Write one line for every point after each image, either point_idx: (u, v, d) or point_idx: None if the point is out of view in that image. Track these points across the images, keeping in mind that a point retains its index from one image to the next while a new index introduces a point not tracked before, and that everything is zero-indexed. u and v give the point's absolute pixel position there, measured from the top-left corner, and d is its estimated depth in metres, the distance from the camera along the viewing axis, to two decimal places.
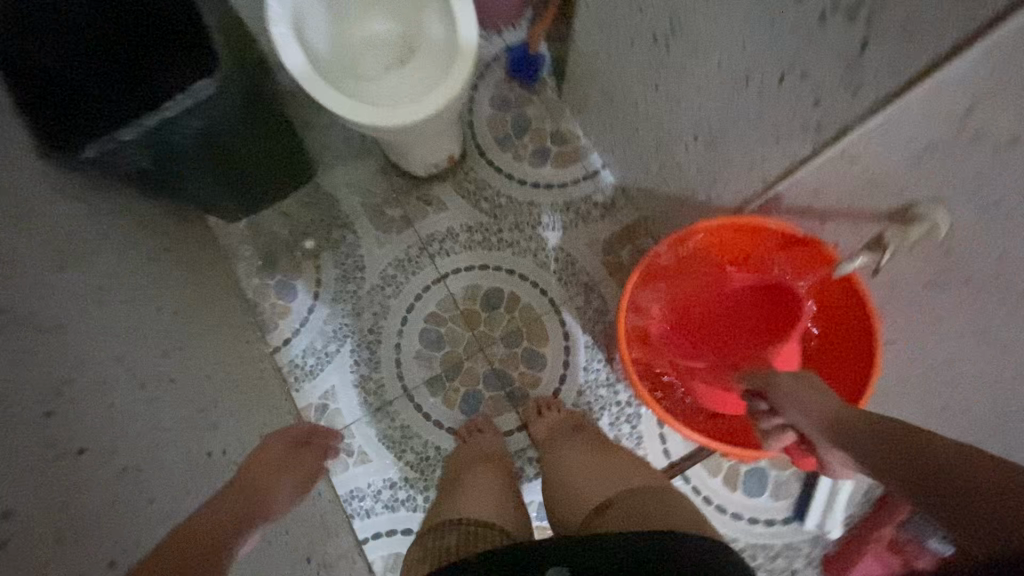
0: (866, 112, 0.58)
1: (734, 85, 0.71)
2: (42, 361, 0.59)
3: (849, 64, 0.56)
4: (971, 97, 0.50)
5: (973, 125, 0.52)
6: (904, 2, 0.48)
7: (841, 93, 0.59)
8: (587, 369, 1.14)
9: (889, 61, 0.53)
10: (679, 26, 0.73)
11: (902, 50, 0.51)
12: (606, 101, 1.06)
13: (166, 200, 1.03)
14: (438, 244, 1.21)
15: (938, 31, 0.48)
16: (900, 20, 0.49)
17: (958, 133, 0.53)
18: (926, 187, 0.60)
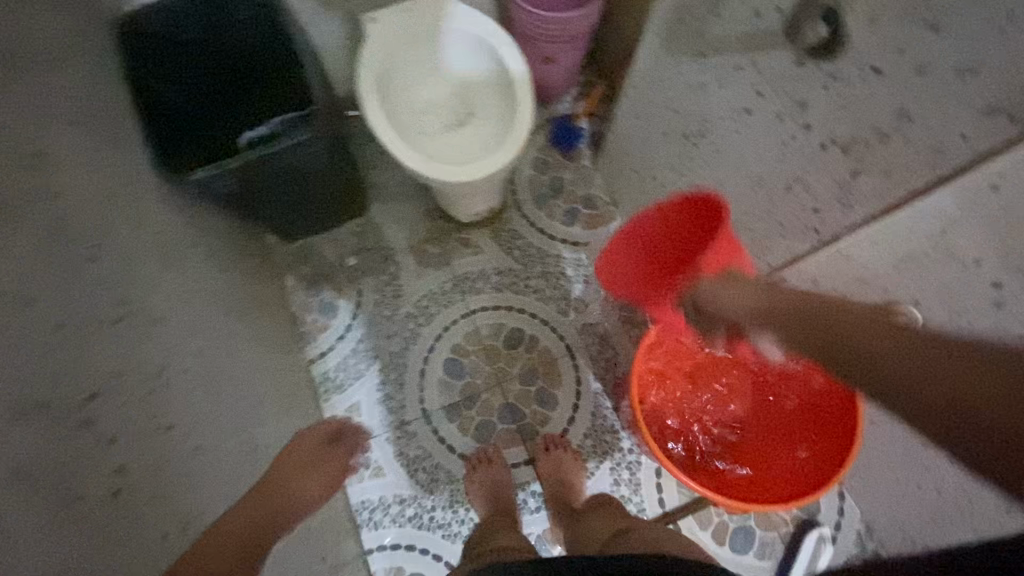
0: (857, 223, 0.70)
1: (749, 185, 0.84)
2: (149, 348, 0.70)
3: (844, 185, 0.68)
4: (943, 222, 0.62)
5: (946, 244, 0.63)
6: (887, 148, 0.61)
7: (836, 206, 0.71)
8: (595, 414, 1.23)
9: (875, 188, 0.65)
10: (706, 130, 0.87)
11: (886, 182, 0.63)
12: (635, 177, 1.20)
13: (241, 219, 1.17)
14: (470, 283, 1.33)
15: (915, 171, 0.60)
16: (885, 159, 0.62)
17: (933, 248, 0.65)
18: (906, 288, 0.72)
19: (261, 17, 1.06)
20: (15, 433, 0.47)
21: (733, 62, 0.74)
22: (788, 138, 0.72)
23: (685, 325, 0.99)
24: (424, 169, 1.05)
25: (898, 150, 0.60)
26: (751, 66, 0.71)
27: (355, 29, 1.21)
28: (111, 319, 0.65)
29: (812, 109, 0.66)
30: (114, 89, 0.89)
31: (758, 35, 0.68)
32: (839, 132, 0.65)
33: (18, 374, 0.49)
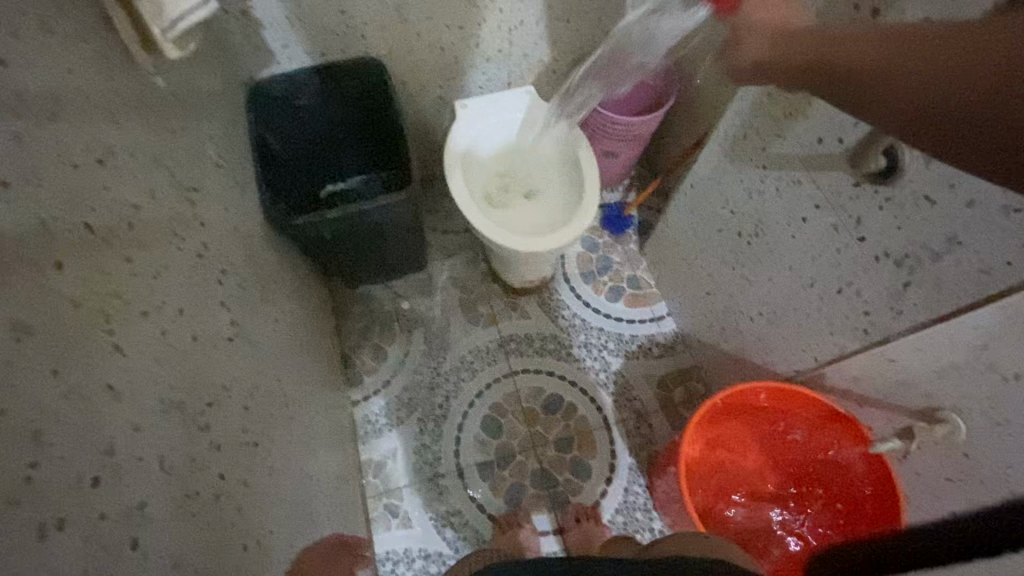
0: (905, 331, 0.77)
1: (800, 285, 0.92)
2: (247, 365, 0.77)
3: (894, 294, 0.76)
4: (985, 337, 0.67)
5: (987, 358, 0.69)
6: (935, 268, 0.69)
7: (886, 313, 0.78)
8: (627, 490, 1.25)
9: (924, 300, 0.72)
10: (761, 230, 0.96)
11: (935, 298, 0.71)
12: (683, 264, 1.29)
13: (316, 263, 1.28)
14: (516, 344, 1.39)
15: (960, 291, 0.67)
16: (934, 277, 0.69)
17: (976, 361, 0.70)
18: (949, 397, 0.76)
19: (369, 95, 1.22)
20: (162, 427, 0.53)
21: (793, 176, 0.84)
22: (841, 247, 0.81)
23: (725, 410, 1.04)
24: (497, 237, 1.16)
25: (946, 270, 0.68)
26: (810, 181, 0.81)
27: (444, 109, 1.37)
28: (226, 336, 0.72)
29: (867, 225, 0.75)
30: (243, 140, 1.03)
31: (820, 157, 0.79)
32: (892, 248, 0.73)
33: (169, 375, 0.56)
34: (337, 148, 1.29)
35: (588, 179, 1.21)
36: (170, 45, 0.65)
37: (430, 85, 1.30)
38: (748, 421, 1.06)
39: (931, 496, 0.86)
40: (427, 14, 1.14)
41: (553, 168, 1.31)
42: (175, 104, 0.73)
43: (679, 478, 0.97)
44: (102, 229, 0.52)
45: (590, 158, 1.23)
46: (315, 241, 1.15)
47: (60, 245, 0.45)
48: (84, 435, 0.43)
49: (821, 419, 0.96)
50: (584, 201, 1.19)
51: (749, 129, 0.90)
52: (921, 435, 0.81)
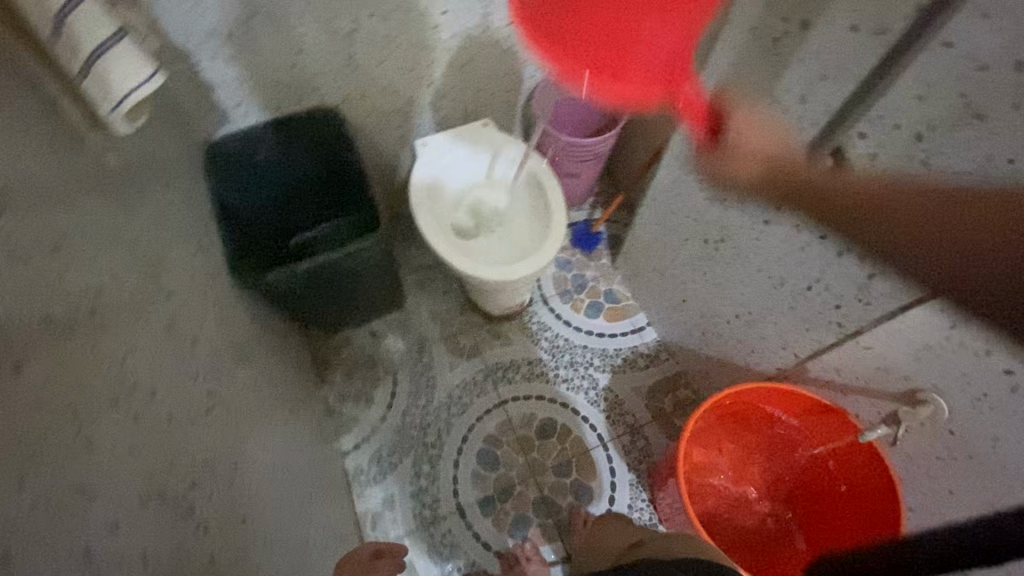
0: (876, 319, 0.80)
1: (770, 285, 0.94)
2: (230, 436, 0.74)
3: (861, 285, 0.78)
4: (951, 318, 0.70)
5: (957, 337, 0.71)
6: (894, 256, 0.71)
7: (857, 304, 0.80)
8: (631, 507, 1.25)
9: (890, 289, 0.74)
10: (726, 236, 0.99)
11: (899, 285, 0.73)
12: (656, 274, 1.31)
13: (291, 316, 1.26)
14: (502, 372, 1.38)
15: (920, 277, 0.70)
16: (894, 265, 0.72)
17: (945, 340, 0.73)
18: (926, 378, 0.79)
19: (328, 143, 1.23)
20: (144, 520, 0.50)
21: (750, 182, 0.87)
22: (803, 246, 0.83)
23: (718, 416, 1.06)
24: (472, 270, 1.16)
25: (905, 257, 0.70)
26: None
27: (404, 148, 1.38)
28: (204, 408, 0.70)
29: (826, 221, 0.77)
30: (203, 203, 1.01)
31: None
32: (853, 242, 0.75)
33: (148, 463, 0.54)
34: (301, 200, 1.29)
35: (555, 204, 1.23)
36: (120, 121, 0.64)
37: (388, 126, 1.31)
38: (740, 423, 1.07)
39: (925, 477, 0.87)
40: (377, 58, 1.15)
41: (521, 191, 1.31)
42: (129, 178, 0.72)
43: (680, 491, 0.97)
44: (62, 319, 0.50)
45: (554, 184, 1.25)
46: (287, 295, 1.14)
47: (18, 345, 0.43)
48: (59, 546, 0.41)
49: (810, 415, 0.98)
50: (553, 226, 1.21)
51: None
52: (908, 418, 0.83)
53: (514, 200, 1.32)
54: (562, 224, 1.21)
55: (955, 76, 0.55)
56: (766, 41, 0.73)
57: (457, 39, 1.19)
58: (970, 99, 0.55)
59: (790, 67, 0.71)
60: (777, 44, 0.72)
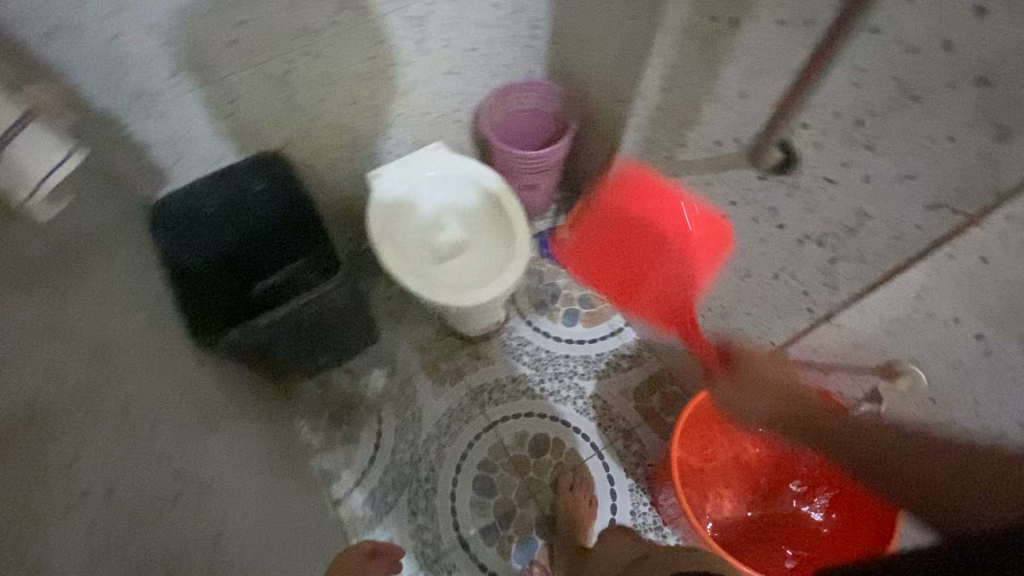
0: (844, 300, 0.80)
1: (738, 277, 0.94)
2: (206, 516, 0.71)
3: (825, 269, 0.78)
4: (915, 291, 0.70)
5: (924, 309, 0.71)
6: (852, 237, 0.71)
7: (823, 290, 0.80)
8: (634, 513, 1.24)
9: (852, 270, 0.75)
10: (689, 233, 0.99)
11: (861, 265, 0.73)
12: (627, 275, 1.31)
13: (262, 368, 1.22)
14: (488, 394, 1.36)
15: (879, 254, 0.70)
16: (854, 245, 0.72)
17: (913, 313, 0.73)
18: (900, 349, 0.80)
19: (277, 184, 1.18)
20: None
21: (704, 179, 0.87)
22: (764, 237, 0.83)
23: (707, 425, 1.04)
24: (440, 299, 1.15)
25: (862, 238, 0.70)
26: (720, 180, 0.84)
27: (358, 181, 1.35)
28: (172, 495, 0.66)
29: (782, 212, 0.77)
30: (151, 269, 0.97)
31: (721, 157, 0.81)
32: (810, 230, 0.74)
33: None
34: None
35: (516, 222, 1.23)
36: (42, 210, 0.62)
37: (338, 161, 1.28)
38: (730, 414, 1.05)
39: None
40: (316, 96, 1.12)
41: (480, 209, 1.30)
42: (67, 258, 0.68)
43: (674, 490, 0.96)
44: None
45: (513, 201, 1.24)
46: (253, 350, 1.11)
47: None
48: None
49: None
50: (517, 245, 1.20)
51: (652, 141, 0.93)
52: (888, 391, 0.85)
53: (473, 219, 1.30)
54: (525, 242, 1.20)
55: (885, 61, 0.55)
56: (699, 41, 0.74)
57: (396, 66, 1.18)
58: (901, 81, 0.54)
59: (725, 65, 0.71)
60: (710, 44, 0.72)
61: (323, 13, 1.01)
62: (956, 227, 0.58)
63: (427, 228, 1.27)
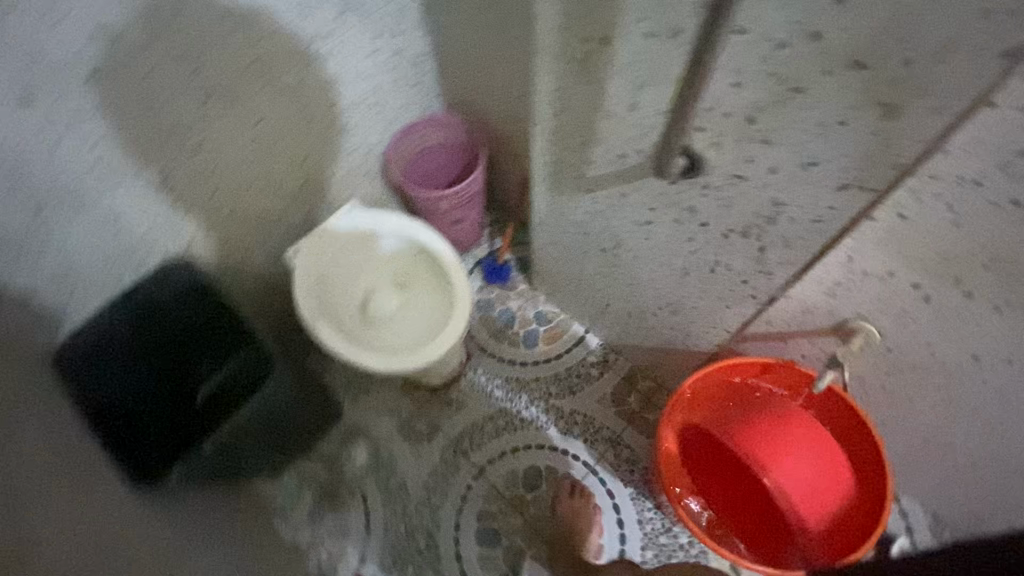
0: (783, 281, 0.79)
1: (677, 275, 0.92)
2: None
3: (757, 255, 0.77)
4: None
5: None
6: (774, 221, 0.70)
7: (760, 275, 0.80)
8: (642, 521, 1.21)
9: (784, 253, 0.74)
10: (620, 241, 0.97)
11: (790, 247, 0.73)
12: (574, 286, 1.29)
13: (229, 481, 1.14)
14: (468, 440, 1.31)
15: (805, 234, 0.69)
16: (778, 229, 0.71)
17: None
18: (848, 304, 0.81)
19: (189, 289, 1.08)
20: None
21: (619, 190, 0.85)
22: (690, 236, 0.82)
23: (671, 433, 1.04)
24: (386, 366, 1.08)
25: None
26: (634, 190, 0.82)
27: (277, 261, 1.28)
28: None
29: (702, 211, 0.75)
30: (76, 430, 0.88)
31: (629, 169, 0.79)
32: (732, 224, 0.73)
33: None
34: None
35: (452, 269, 1.18)
36: None
37: (249, 247, 1.20)
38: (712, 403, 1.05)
39: (882, 391, 0.93)
40: (204, 191, 1.05)
41: (413, 263, 1.25)
42: None
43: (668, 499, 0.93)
44: None
45: (444, 247, 1.19)
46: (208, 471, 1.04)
47: None
48: None
49: (766, 376, 0.97)
50: (458, 292, 1.15)
51: (559, 160, 0.91)
52: (844, 350, 0.88)
53: (409, 279, 1.25)
54: (466, 288, 1.15)
55: (758, 60, 0.53)
56: (576, 62, 0.71)
57: (285, 139, 1.12)
58: (778, 75, 0.53)
59: (607, 82, 0.69)
60: (586, 64, 0.70)
61: (188, 109, 0.94)
62: (869, 202, 0.58)
63: (362, 301, 1.22)
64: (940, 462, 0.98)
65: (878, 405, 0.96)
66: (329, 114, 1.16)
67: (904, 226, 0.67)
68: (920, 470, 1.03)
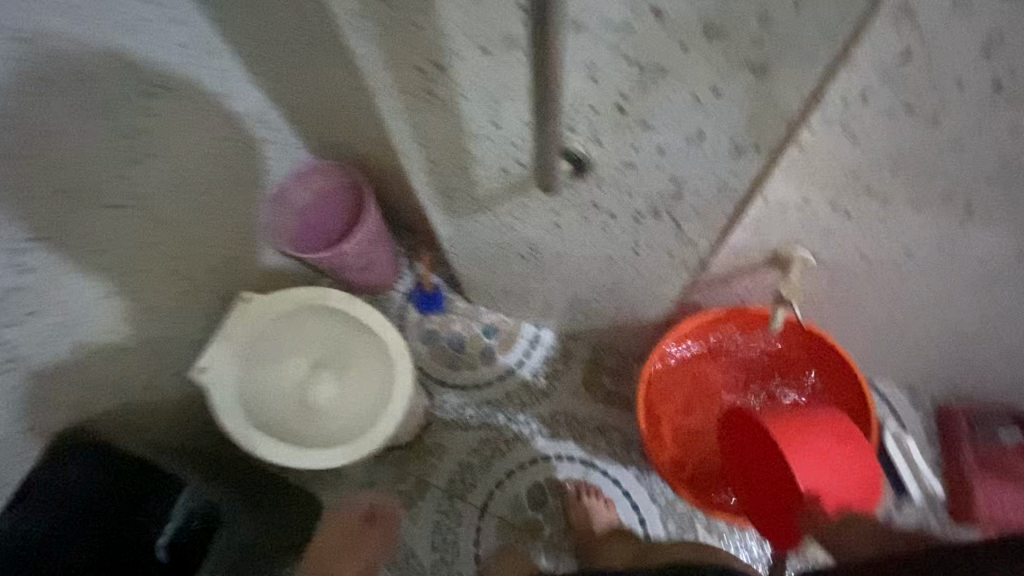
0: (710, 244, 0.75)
1: (604, 263, 0.87)
2: None
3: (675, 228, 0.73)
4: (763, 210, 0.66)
5: None
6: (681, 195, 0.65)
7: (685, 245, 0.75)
8: (654, 496, 1.20)
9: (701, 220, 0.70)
10: (537, 247, 0.90)
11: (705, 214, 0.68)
12: (509, 292, 1.22)
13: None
14: (461, 483, 1.25)
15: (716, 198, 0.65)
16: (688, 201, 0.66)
17: None
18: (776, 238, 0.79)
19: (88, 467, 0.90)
20: None
21: (516, 202, 0.78)
22: (603, 228, 0.76)
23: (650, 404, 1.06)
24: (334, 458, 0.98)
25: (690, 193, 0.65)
26: (531, 199, 0.75)
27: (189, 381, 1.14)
28: None
29: (606, 202, 0.69)
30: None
31: (517, 181, 0.72)
32: (641, 207, 0.67)
33: None
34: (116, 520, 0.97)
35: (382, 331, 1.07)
36: None
37: (153, 378, 1.06)
38: (682, 364, 1.06)
39: (833, 300, 0.93)
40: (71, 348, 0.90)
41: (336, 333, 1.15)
42: None
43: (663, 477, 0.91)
44: None
45: (367, 310, 1.08)
46: None
47: None
48: None
49: (719, 327, 0.98)
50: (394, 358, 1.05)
51: (445, 185, 0.83)
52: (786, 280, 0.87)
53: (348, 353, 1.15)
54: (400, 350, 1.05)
55: (610, 52, 0.47)
56: (423, 92, 0.64)
57: (141, 257, 0.96)
58: (637, 61, 0.47)
59: (463, 103, 0.62)
60: (435, 91, 0.63)
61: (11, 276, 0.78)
62: (768, 157, 0.53)
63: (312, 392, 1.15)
64: (901, 344, 1.00)
65: (832, 314, 0.96)
66: (181, 209, 1.00)
67: (806, 156, 0.63)
68: (886, 356, 1.05)
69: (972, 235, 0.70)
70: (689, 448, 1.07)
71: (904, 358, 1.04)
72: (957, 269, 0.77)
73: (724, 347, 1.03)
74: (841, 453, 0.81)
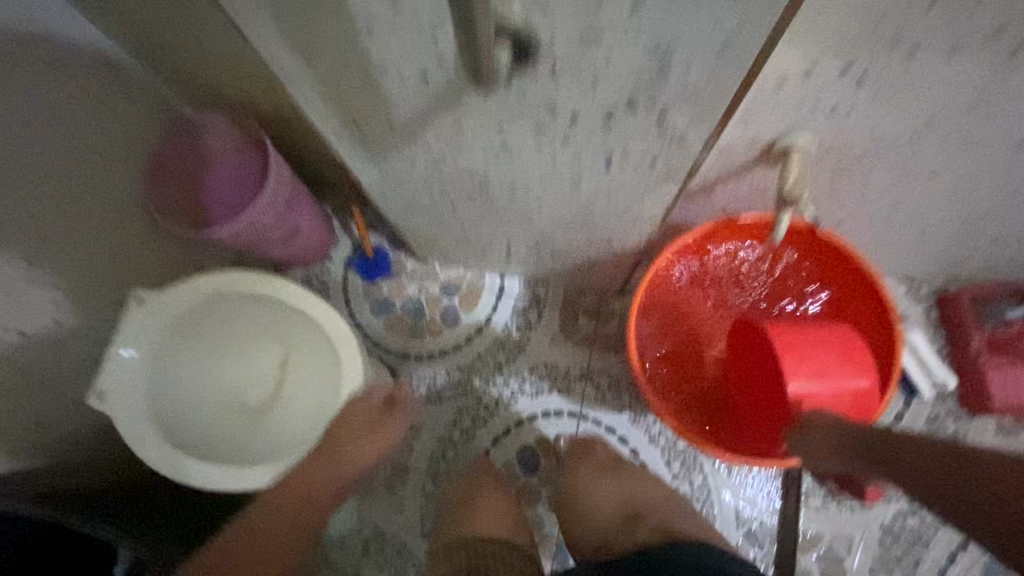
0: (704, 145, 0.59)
1: (571, 188, 0.70)
2: None
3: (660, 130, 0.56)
4: None
5: None
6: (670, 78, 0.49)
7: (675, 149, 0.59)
8: (654, 438, 1.10)
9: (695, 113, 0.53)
10: (483, 180, 0.72)
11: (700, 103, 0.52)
12: (464, 242, 1.05)
13: None
14: (444, 460, 1.13)
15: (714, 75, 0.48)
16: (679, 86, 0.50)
17: None
18: (776, 123, 0.64)
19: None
20: None
21: (448, 121, 0.60)
22: (564, 139, 0.59)
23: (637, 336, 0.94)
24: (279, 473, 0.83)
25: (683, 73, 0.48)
26: (464, 113, 0.57)
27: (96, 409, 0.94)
28: None
29: (563, 100, 0.51)
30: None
31: (442, 88, 0.54)
32: (611, 101, 0.51)
33: None
34: None
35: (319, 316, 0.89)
36: None
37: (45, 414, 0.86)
38: (673, 290, 0.92)
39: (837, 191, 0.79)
40: None
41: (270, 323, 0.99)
42: None
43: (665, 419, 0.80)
44: None
45: (297, 292, 0.88)
46: None
47: None
48: None
49: (711, 244, 0.84)
50: (339, 347, 0.87)
51: (353, 114, 0.63)
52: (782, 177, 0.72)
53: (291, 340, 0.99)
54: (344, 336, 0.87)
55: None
56: None
57: None
58: None
59: None
60: None
61: None
62: None
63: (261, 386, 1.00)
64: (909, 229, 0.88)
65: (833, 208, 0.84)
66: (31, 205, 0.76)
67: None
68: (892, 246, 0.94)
69: (1012, 85, 0.56)
70: (686, 379, 0.95)
71: (906, 245, 0.94)
72: (987, 132, 0.64)
73: (723, 263, 0.89)
74: (843, 360, 0.76)
